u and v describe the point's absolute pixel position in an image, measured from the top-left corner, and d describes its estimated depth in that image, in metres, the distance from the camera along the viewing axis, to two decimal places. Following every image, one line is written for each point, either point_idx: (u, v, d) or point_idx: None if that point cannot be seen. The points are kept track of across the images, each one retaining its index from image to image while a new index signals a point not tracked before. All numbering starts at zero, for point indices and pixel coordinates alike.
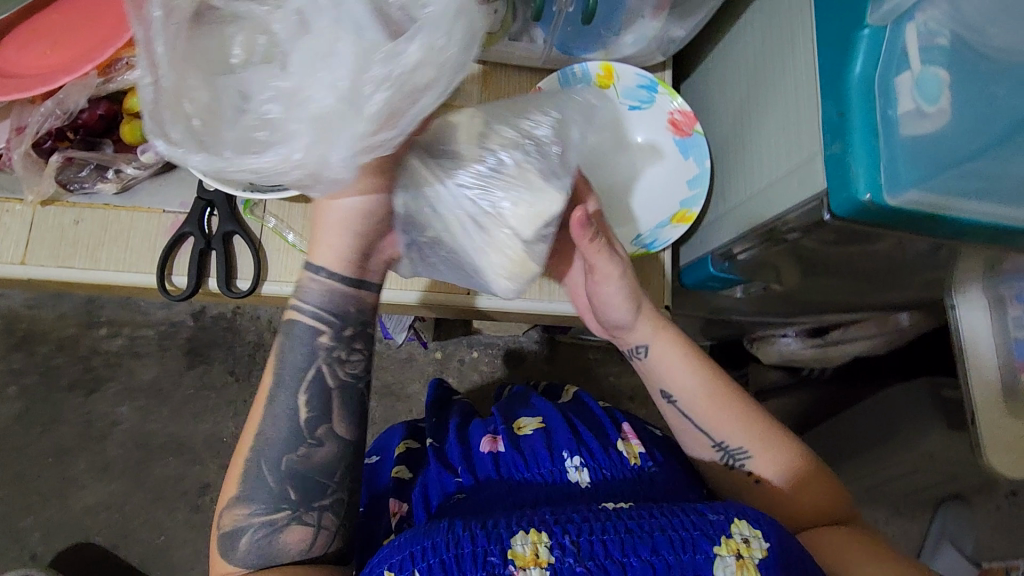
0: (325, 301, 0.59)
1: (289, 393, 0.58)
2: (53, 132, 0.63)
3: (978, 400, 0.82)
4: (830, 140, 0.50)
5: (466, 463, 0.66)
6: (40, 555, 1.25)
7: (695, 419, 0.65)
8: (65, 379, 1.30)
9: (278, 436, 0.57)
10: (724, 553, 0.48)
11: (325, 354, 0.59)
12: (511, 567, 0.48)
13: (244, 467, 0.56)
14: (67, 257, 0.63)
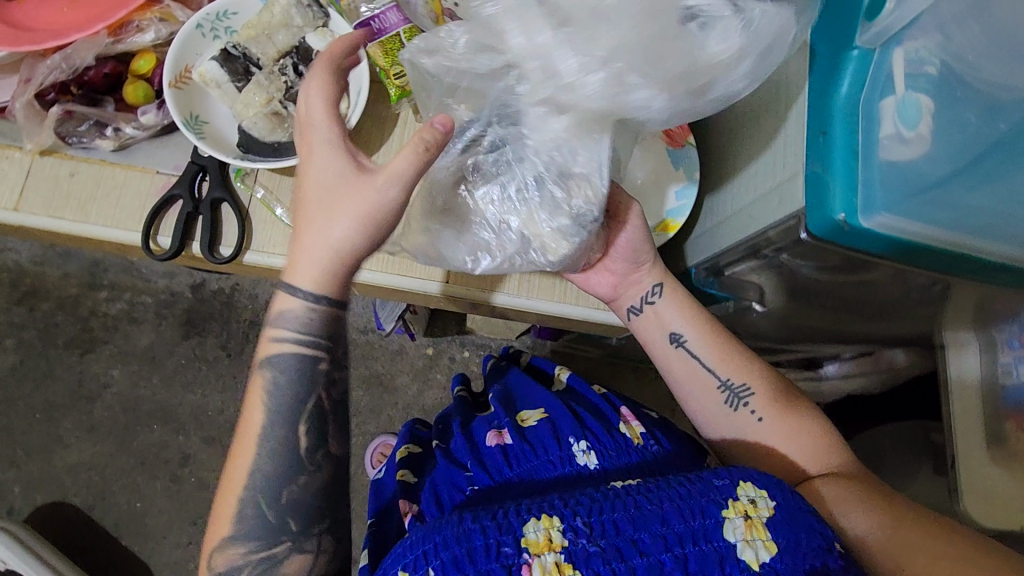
0: (309, 323, 0.53)
1: (286, 424, 0.53)
2: (57, 86, 0.65)
3: (960, 445, 0.81)
4: (810, 158, 0.50)
5: (477, 459, 0.65)
6: (19, 508, 1.27)
7: (702, 359, 0.66)
8: (62, 338, 1.32)
9: (276, 470, 0.53)
10: (732, 516, 0.49)
11: (323, 379, 0.54)
12: (525, 554, 0.48)
13: (237, 505, 0.53)
14: (59, 207, 0.64)
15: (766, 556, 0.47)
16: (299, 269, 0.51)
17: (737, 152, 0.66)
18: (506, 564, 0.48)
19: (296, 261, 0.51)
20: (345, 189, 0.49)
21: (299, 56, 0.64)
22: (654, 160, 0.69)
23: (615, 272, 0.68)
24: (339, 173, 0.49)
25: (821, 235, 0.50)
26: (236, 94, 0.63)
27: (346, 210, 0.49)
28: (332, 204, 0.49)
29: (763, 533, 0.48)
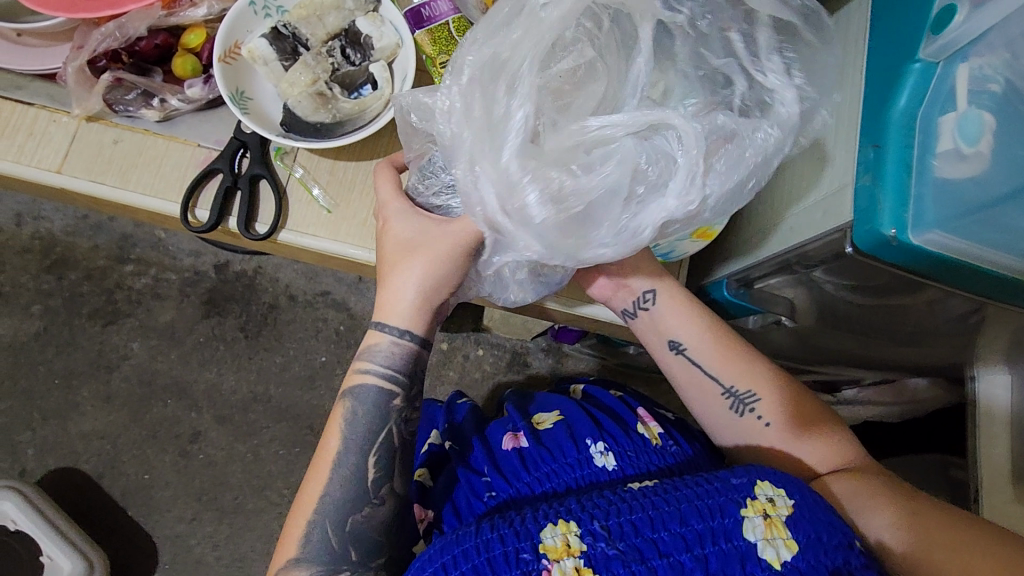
0: (394, 361, 0.60)
1: (357, 456, 0.59)
2: (109, 53, 0.66)
3: (984, 478, 0.78)
4: (861, 171, 0.49)
5: (493, 464, 0.65)
6: (30, 470, 1.29)
7: (704, 366, 0.65)
8: (86, 308, 1.34)
9: (345, 497, 0.59)
10: (751, 515, 0.49)
11: (396, 416, 0.61)
12: (545, 561, 0.49)
13: (304, 530, 0.58)
14: (100, 173, 0.65)
15: (786, 553, 0.48)
16: (387, 309, 0.59)
17: None
18: (526, 569, 0.49)
19: (384, 303, 0.59)
20: (428, 246, 0.56)
21: (347, 39, 0.65)
22: None
23: (605, 275, 0.65)
24: (420, 228, 0.57)
25: (866, 249, 0.49)
26: (282, 72, 0.63)
27: (424, 261, 0.56)
28: (406, 258, 0.57)
29: (783, 531, 0.49)
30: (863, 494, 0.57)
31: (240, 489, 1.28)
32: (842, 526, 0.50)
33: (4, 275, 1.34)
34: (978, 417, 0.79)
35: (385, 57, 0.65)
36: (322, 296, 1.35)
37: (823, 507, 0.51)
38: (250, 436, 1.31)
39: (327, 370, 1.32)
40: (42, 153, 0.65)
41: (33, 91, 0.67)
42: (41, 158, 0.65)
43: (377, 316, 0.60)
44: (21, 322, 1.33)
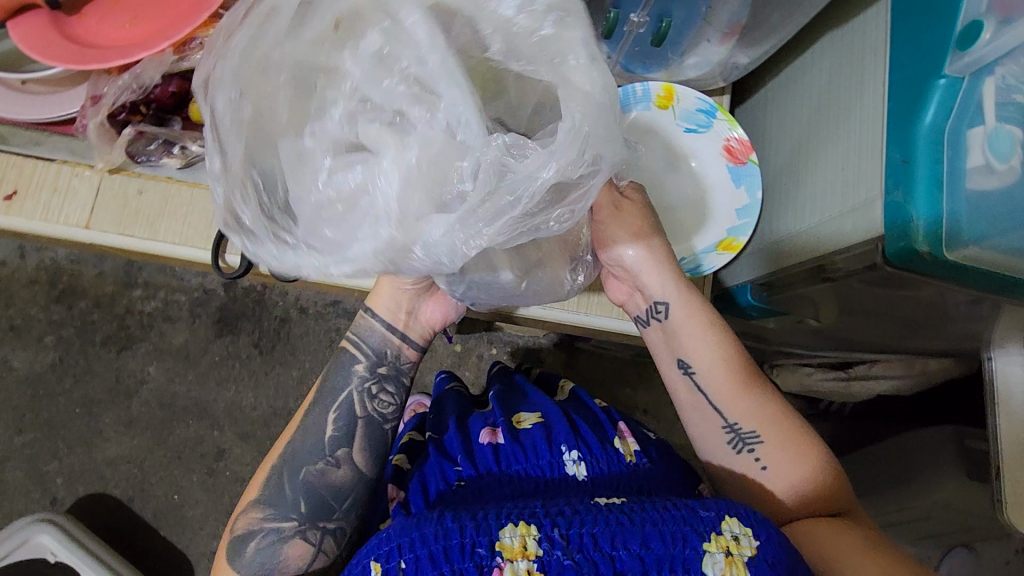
0: (380, 344, 0.66)
1: (321, 410, 0.64)
2: (128, 106, 0.65)
3: (1006, 456, 0.76)
4: (893, 185, 0.50)
5: (467, 454, 0.65)
6: (60, 500, 1.27)
7: (711, 396, 0.62)
8: (98, 335, 1.31)
9: (303, 447, 0.63)
10: (713, 550, 0.49)
11: (358, 383, 0.65)
12: (499, 558, 0.49)
13: (267, 475, 0.63)
14: (127, 225, 0.66)
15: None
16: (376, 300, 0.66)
17: (803, 171, 0.67)
18: (479, 564, 0.49)
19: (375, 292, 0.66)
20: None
21: None
22: (715, 177, 0.69)
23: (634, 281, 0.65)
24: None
25: (896, 263, 0.50)
26: None
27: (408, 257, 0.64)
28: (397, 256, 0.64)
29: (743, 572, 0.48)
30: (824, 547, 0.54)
31: None
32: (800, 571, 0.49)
33: (12, 308, 1.30)
34: (995, 396, 0.77)
35: None
36: (333, 307, 1.34)
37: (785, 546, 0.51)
38: None
39: None
40: (68, 210, 0.65)
41: (53, 146, 0.66)
42: (68, 213, 0.65)
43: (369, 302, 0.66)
44: (34, 354, 1.30)
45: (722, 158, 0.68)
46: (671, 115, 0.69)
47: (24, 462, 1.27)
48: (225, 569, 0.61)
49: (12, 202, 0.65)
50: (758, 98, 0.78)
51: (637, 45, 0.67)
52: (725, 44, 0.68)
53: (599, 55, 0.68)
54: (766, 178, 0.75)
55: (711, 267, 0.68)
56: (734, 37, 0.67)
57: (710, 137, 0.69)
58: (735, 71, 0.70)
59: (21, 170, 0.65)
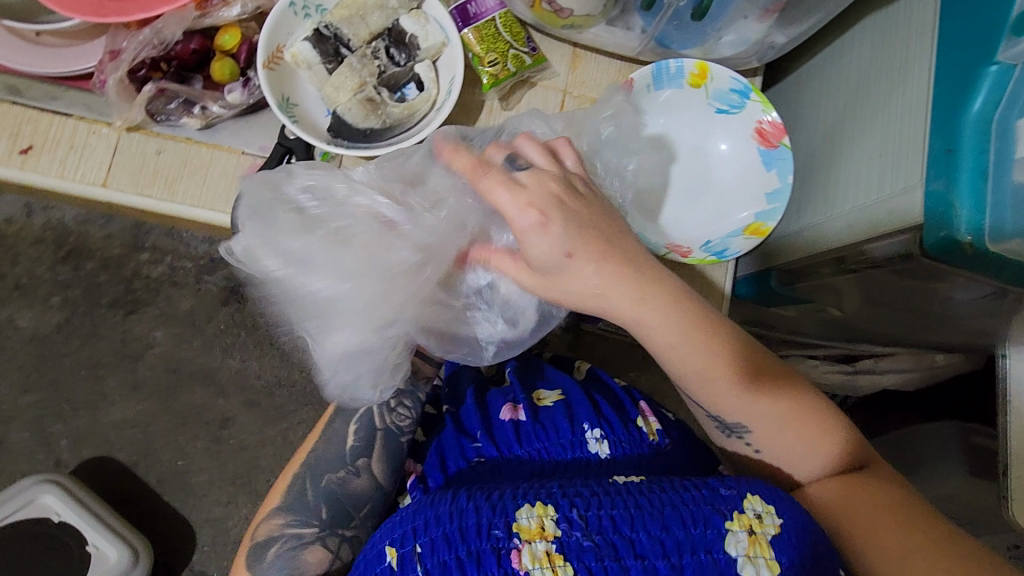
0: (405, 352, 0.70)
1: (344, 420, 0.66)
2: (148, 63, 0.65)
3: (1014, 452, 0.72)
4: (934, 175, 0.49)
5: (486, 429, 0.64)
6: (65, 461, 1.27)
7: (692, 400, 0.59)
8: (105, 298, 1.30)
9: (328, 454, 0.64)
10: (736, 529, 0.49)
11: (378, 397, 0.66)
12: (516, 540, 0.48)
13: (291, 480, 0.63)
14: (146, 185, 0.64)
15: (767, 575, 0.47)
16: None
17: (836, 159, 0.66)
18: (496, 546, 0.48)
19: None
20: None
21: (391, 39, 0.63)
22: (744, 160, 0.68)
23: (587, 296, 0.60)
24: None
25: (936, 253, 0.49)
26: (327, 76, 0.62)
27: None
28: None
29: (766, 551, 0.48)
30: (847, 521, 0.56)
31: (272, 470, 1.28)
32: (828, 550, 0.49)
33: (19, 268, 1.29)
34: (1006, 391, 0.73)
35: (430, 56, 0.64)
36: None
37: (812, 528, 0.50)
38: (279, 419, 1.30)
39: None
40: (85, 167, 0.64)
41: (69, 101, 0.65)
42: (84, 171, 0.64)
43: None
44: (40, 315, 1.29)
45: (753, 141, 0.67)
46: (704, 94, 0.68)
47: (29, 423, 1.27)
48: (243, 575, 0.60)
49: (28, 157, 0.63)
50: (789, 81, 0.77)
51: (675, 20, 0.65)
52: (762, 23, 0.65)
53: (633, 29, 0.67)
54: (797, 162, 0.74)
55: (737, 250, 0.66)
56: (774, 15, 0.64)
57: (742, 119, 0.68)
58: (769, 53, 0.68)
59: (36, 125, 0.64)
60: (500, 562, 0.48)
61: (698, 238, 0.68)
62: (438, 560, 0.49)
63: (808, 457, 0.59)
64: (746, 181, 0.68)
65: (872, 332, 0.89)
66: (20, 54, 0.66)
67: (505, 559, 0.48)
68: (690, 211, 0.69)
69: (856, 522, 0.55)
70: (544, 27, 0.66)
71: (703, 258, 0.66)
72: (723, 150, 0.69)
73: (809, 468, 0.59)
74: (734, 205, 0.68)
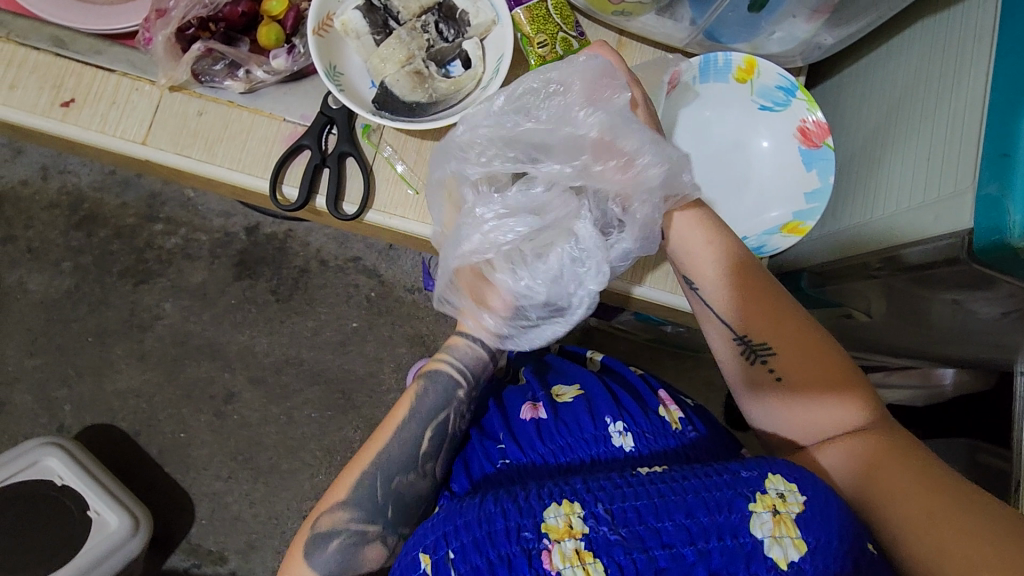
0: (471, 360, 0.65)
1: (419, 426, 0.62)
2: (196, 22, 0.65)
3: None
4: (987, 179, 0.49)
5: (509, 431, 0.64)
6: (67, 427, 1.26)
7: (715, 309, 0.62)
8: (117, 266, 1.29)
9: (399, 456, 0.61)
10: (760, 510, 0.49)
11: (456, 406, 0.64)
12: (545, 541, 0.49)
13: (359, 477, 0.60)
14: (185, 146, 0.64)
15: (794, 554, 0.47)
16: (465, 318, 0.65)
17: (877, 164, 0.66)
18: (526, 548, 0.49)
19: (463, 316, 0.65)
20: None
21: (441, 13, 0.63)
22: (786, 159, 0.68)
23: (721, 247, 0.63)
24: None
25: (986, 258, 0.49)
26: (374, 47, 0.62)
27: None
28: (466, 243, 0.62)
29: (793, 531, 0.48)
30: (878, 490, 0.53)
31: (273, 449, 1.27)
32: (855, 528, 0.49)
33: (32, 231, 1.28)
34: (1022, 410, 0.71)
35: (478, 34, 0.64)
36: (353, 262, 1.32)
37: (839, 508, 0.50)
38: (284, 398, 1.29)
39: (359, 336, 1.31)
40: (126, 124, 0.63)
41: (113, 57, 0.65)
42: (124, 128, 0.63)
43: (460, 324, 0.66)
44: (51, 279, 1.28)
45: (795, 140, 0.67)
46: (749, 90, 0.68)
47: (33, 386, 1.26)
48: (297, 563, 0.58)
49: (70, 110, 0.63)
50: (831, 84, 0.77)
51: (732, 10, 0.63)
52: (812, 24, 0.64)
53: (681, 21, 0.66)
54: (836, 166, 0.74)
55: (774, 248, 0.66)
56: (824, 17, 0.63)
57: (785, 117, 0.68)
58: (815, 52, 0.68)
59: (80, 78, 0.63)
60: (531, 563, 0.48)
61: (736, 234, 0.67)
62: (470, 564, 0.49)
63: (819, 416, 0.58)
64: (784, 178, 0.68)
65: (888, 344, 0.88)
66: (65, 10, 0.66)
67: (536, 560, 0.48)
68: (728, 206, 0.69)
69: (882, 488, 0.53)
70: (594, 13, 0.66)
71: None
72: (765, 146, 0.69)
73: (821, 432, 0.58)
74: (773, 202, 0.68)
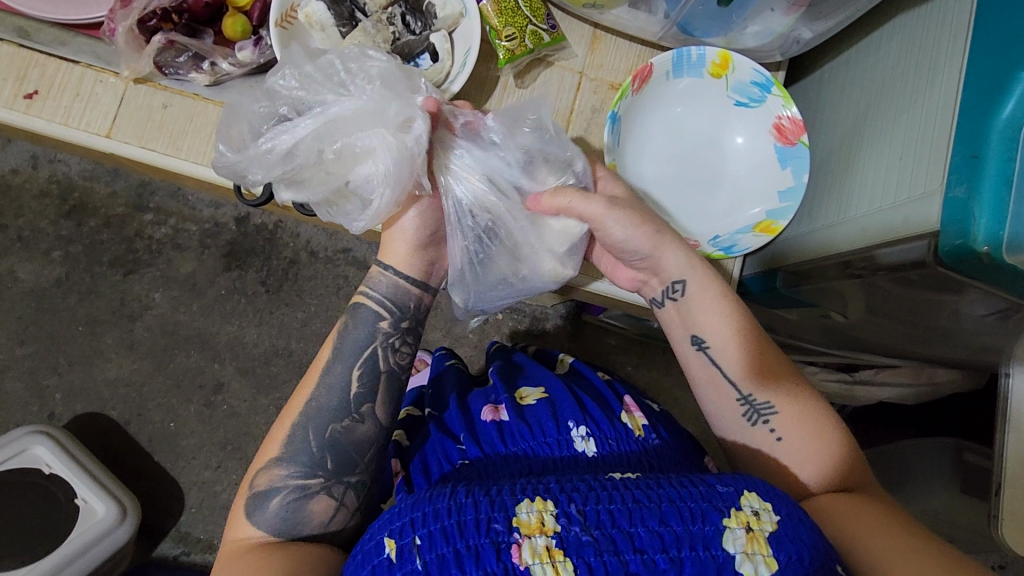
0: (391, 291, 0.64)
1: (346, 365, 0.62)
2: (159, 13, 0.63)
3: (1009, 474, 0.70)
4: (955, 181, 0.49)
5: (470, 432, 0.64)
6: (58, 415, 1.26)
7: (725, 370, 0.62)
8: (107, 256, 1.29)
9: (331, 404, 0.61)
10: (733, 526, 0.47)
11: (382, 338, 0.63)
12: (515, 535, 0.47)
13: (291, 430, 0.60)
14: (151, 139, 0.63)
15: (764, 571, 0.45)
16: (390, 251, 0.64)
17: (852, 164, 0.65)
18: (495, 540, 0.47)
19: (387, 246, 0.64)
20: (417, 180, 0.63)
21: (407, 5, 0.63)
22: (761, 156, 0.67)
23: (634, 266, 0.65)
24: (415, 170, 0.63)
25: (954, 262, 0.48)
26: (340, 40, 0.62)
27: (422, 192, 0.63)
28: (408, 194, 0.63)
29: (765, 548, 0.46)
30: (852, 522, 0.53)
31: (263, 438, 1.27)
32: (826, 549, 0.47)
33: (21, 220, 1.28)
34: (1008, 411, 0.72)
35: (446, 27, 0.63)
36: (343, 254, 1.31)
37: (810, 529, 0.48)
38: (272, 388, 1.29)
39: None
40: (90, 116, 0.63)
41: (78, 48, 0.64)
42: (89, 120, 0.63)
43: (381, 255, 0.65)
44: (41, 268, 1.28)
45: (770, 136, 0.66)
46: (724, 85, 0.67)
47: (25, 373, 1.26)
48: (242, 525, 0.58)
49: (33, 102, 0.62)
50: (810, 81, 0.76)
51: (700, 4, 0.63)
52: (789, 16, 0.63)
53: (656, 13, 0.65)
54: (813, 164, 0.73)
55: (745, 247, 0.66)
56: (801, 10, 0.62)
57: (761, 113, 0.66)
58: (794, 48, 0.67)
59: (43, 70, 0.63)
60: (499, 556, 0.46)
61: (708, 233, 0.67)
62: (437, 553, 0.47)
63: (801, 456, 0.59)
64: (759, 177, 0.67)
65: (872, 344, 0.87)
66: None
67: (505, 553, 0.46)
68: (701, 203, 0.68)
69: (852, 527, 0.52)
70: (566, 5, 0.65)
71: (710, 254, 0.66)
72: (739, 143, 0.68)
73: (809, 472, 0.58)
74: (746, 200, 0.67)
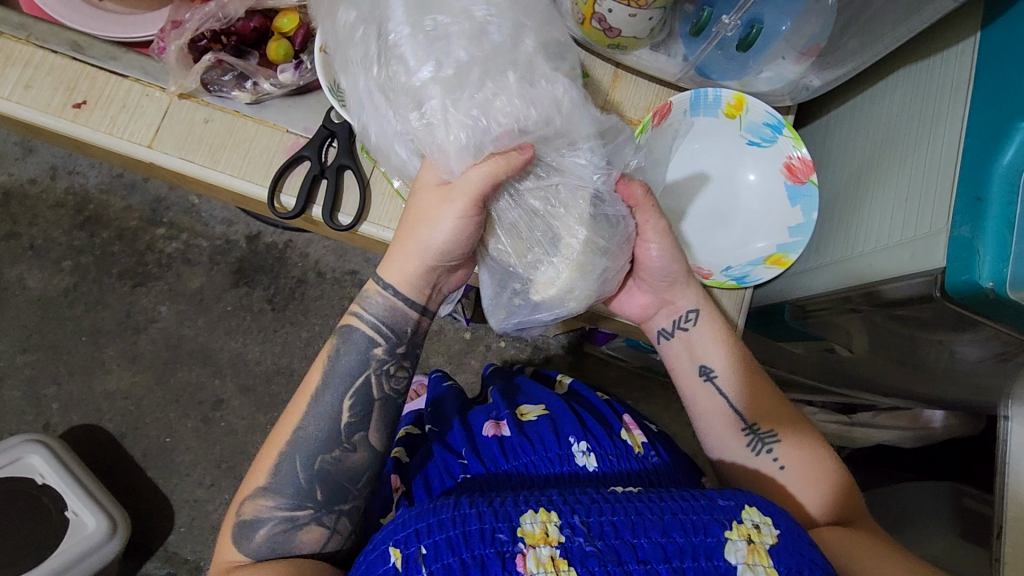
0: (385, 315, 0.59)
1: (336, 394, 0.58)
2: (209, 34, 0.70)
3: (1009, 514, 0.67)
4: (960, 222, 0.52)
5: (472, 447, 0.65)
6: (53, 426, 1.26)
7: (731, 401, 0.65)
8: (116, 268, 1.31)
9: (315, 435, 0.58)
10: (735, 537, 0.48)
11: (376, 364, 0.59)
12: (521, 544, 0.47)
13: (278, 460, 0.57)
14: (190, 151, 0.66)
15: None
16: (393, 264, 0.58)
17: (858, 203, 0.68)
18: (500, 550, 0.47)
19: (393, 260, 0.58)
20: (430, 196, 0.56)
21: None
22: (774, 192, 0.70)
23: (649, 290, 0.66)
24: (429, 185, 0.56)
25: (959, 296, 0.51)
26: None
27: (457, 202, 0.54)
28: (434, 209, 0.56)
29: (765, 560, 0.47)
30: (856, 547, 0.56)
31: None
32: (825, 564, 0.49)
33: (35, 228, 1.30)
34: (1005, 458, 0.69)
35: None
36: (351, 275, 1.33)
37: (807, 543, 0.50)
38: (271, 407, 1.29)
39: None
40: (134, 127, 0.66)
41: (127, 63, 0.67)
42: (131, 131, 0.66)
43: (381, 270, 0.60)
44: (50, 277, 1.30)
45: (781, 174, 0.70)
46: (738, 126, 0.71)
47: (24, 382, 1.26)
48: (231, 548, 0.57)
49: (81, 111, 0.65)
50: (818, 126, 0.80)
51: (720, 48, 0.68)
52: (799, 64, 0.68)
53: (674, 56, 0.70)
54: (822, 201, 0.76)
55: (757, 279, 0.69)
56: (812, 57, 0.67)
57: (773, 152, 0.70)
58: (804, 93, 0.70)
59: (93, 82, 0.66)
60: (505, 566, 0.47)
61: (721, 262, 0.70)
62: (442, 563, 0.47)
63: (805, 483, 0.61)
64: (769, 212, 0.70)
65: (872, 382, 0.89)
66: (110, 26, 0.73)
67: (509, 562, 0.47)
68: (715, 233, 0.71)
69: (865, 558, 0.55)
70: (591, 44, 0.70)
71: (722, 282, 0.69)
72: (752, 179, 0.71)
73: (812, 497, 0.61)
74: (760, 230, 0.70)
